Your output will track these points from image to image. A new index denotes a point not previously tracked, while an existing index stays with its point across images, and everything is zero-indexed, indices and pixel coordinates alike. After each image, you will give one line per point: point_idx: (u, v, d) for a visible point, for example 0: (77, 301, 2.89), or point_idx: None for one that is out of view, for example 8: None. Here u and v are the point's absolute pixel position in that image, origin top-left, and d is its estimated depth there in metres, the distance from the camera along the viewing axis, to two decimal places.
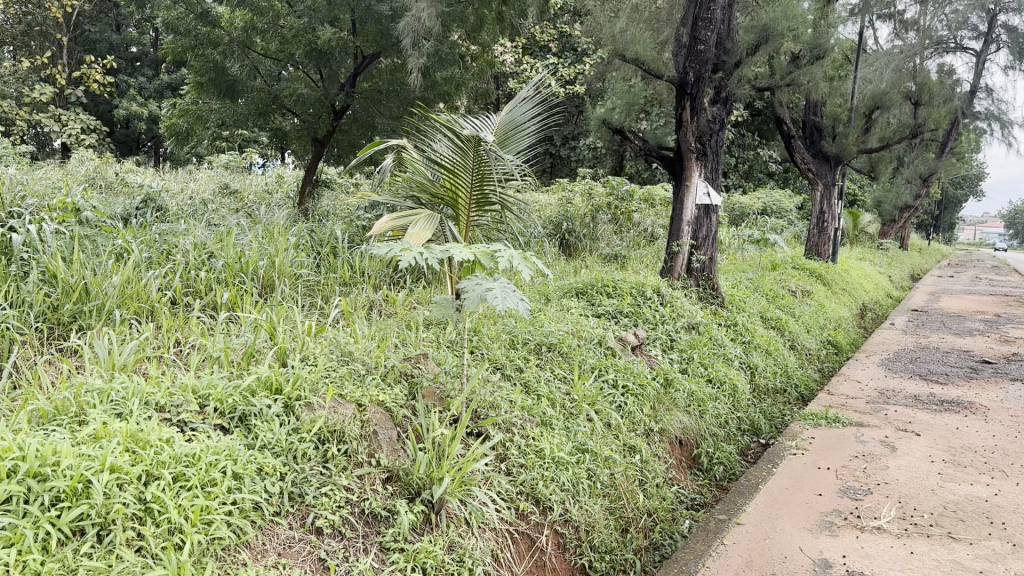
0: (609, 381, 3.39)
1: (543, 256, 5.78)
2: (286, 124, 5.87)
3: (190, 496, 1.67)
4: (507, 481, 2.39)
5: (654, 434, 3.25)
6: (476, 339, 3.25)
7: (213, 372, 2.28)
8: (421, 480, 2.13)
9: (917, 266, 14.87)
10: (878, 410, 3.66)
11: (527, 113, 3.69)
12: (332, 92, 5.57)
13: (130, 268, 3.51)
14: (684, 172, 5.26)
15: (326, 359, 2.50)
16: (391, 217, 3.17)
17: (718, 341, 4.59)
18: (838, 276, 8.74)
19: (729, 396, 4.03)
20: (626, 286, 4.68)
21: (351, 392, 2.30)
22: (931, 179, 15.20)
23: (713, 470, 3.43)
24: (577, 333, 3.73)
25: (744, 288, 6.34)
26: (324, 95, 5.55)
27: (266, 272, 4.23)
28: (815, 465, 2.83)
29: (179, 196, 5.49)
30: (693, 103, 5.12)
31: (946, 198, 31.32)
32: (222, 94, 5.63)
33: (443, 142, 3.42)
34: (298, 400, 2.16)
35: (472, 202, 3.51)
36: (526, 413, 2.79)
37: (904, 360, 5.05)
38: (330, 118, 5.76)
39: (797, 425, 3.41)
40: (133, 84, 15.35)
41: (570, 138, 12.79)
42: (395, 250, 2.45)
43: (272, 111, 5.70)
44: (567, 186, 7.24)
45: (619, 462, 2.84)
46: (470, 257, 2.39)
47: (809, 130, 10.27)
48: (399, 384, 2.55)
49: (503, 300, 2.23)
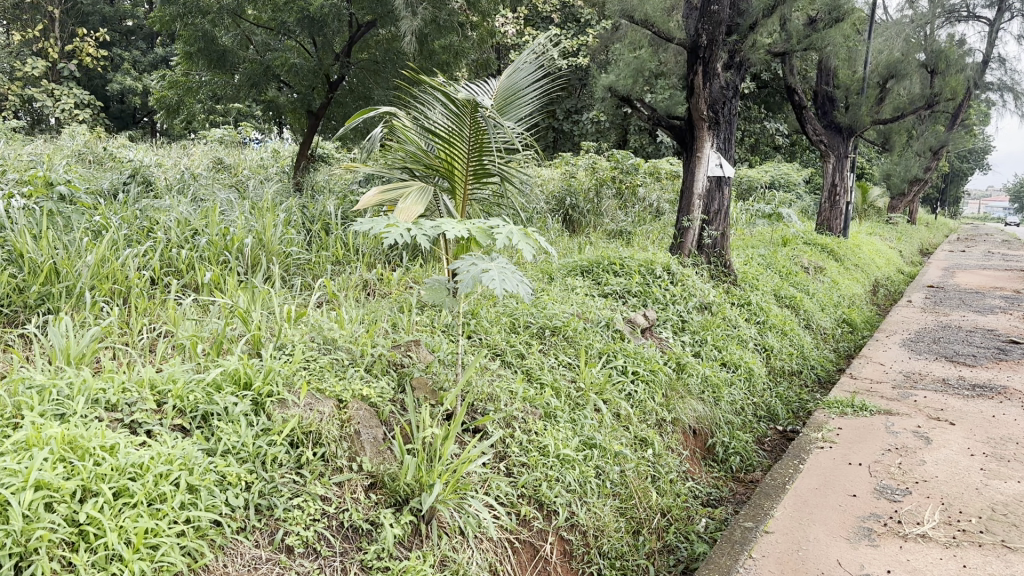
0: (618, 367, 3.13)
1: (545, 232, 5.52)
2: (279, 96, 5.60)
3: (134, 516, 1.43)
4: (507, 484, 2.14)
5: (666, 424, 3.01)
6: (474, 323, 2.99)
7: (177, 364, 2.03)
8: (409, 487, 1.88)
9: (926, 240, 14.59)
10: (907, 397, 3.41)
11: (529, 79, 3.42)
12: (326, 61, 5.28)
13: (105, 245, 3.25)
14: (696, 143, 4.98)
15: (306, 348, 2.24)
16: (380, 190, 2.89)
17: (732, 322, 4.33)
18: (850, 251, 8.46)
19: (744, 380, 3.79)
20: (634, 264, 4.41)
21: (330, 386, 2.03)
22: (941, 152, 14.86)
23: (729, 461, 3.19)
24: (583, 315, 3.47)
25: (756, 264, 6.07)
26: (318, 66, 5.28)
27: (253, 251, 3.96)
28: (846, 461, 2.58)
29: (163, 170, 5.22)
30: (706, 68, 4.80)
31: (953, 172, 30.87)
32: (212, 64, 5.36)
33: (438, 108, 3.14)
34: (270, 397, 1.90)
35: (469, 173, 3.24)
36: (528, 404, 2.54)
37: (926, 340, 4.79)
38: (324, 89, 5.48)
39: (820, 414, 3.15)
40: (127, 58, 15.04)
41: (573, 111, 12.45)
42: (379, 226, 2.17)
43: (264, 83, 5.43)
44: (571, 159, 6.96)
45: (630, 458, 2.59)
46: (466, 233, 2.11)
47: (821, 100, 9.94)
48: (387, 374, 2.30)
49: (502, 283, 1.96)
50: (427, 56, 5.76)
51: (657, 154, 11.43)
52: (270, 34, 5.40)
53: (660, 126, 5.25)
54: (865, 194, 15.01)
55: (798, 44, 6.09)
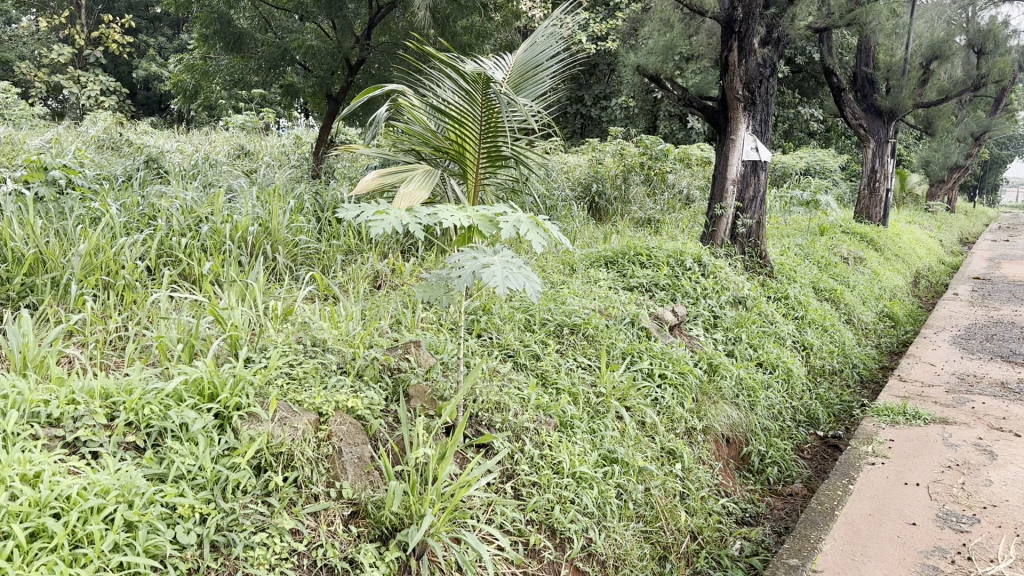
0: (643, 370, 2.85)
1: (570, 220, 5.23)
2: (298, 80, 5.38)
3: (50, 563, 1.18)
4: (514, 509, 1.87)
5: (697, 433, 2.73)
6: (485, 320, 2.73)
7: (143, 371, 1.79)
8: (396, 517, 1.61)
9: (966, 229, 14.06)
10: (963, 403, 3.08)
11: (550, 52, 3.13)
12: (345, 45, 5.04)
13: (97, 232, 2.98)
14: (729, 125, 4.66)
15: (292, 351, 1.99)
16: (380, 173, 2.64)
17: (769, 318, 4.02)
18: (890, 241, 8.07)
19: (782, 382, 3.49)
20: (662, 254, 4.11)
21: (310, 396, 1.76)
22: (984, 138, 14.28)
23: (767, 472, 2.90)
24: (605, 312, 3.20)
25: (793, 254, 5.74)
26: (337, 48, 5.02)
27: (258, 240, 3.71)
28: (901, 481, 2.27)
29: (175, 154, 5.01)
30: (741, 43, 4.48)
31: (993, 159, 29.94)
32: (230, 47, 5.19)
33: (449, 85, 2.87)
34: (237, 410, 1.64)
35: (481, 156, 2.95)
36: (542, 413, 2.27)
37: (978, 338, 4.43)
38: (343, 72, 5.24)
39: (869, 423, 2.84)
40: (152, 43, 14.90)
41: (602, 97, 11.98)
42: (368, 212, 1.82)
43: (282, 66, 5.20)
44: (599, 145, 6.64)
45: (656, 474, 2.32)
46: (469, 221, 1.84)
47: (860, 83, 9.53)
48: (379, 381, 2.03)
49: (505, 280, 1.67)
50: (446, 37, 5.49)
51: (687, 140, 11.07)
52: (289, 17, 5.14)
53: (691, 107, 4.93)
54: (904, 181, 14.48)
55: (840, 19, 5.72)
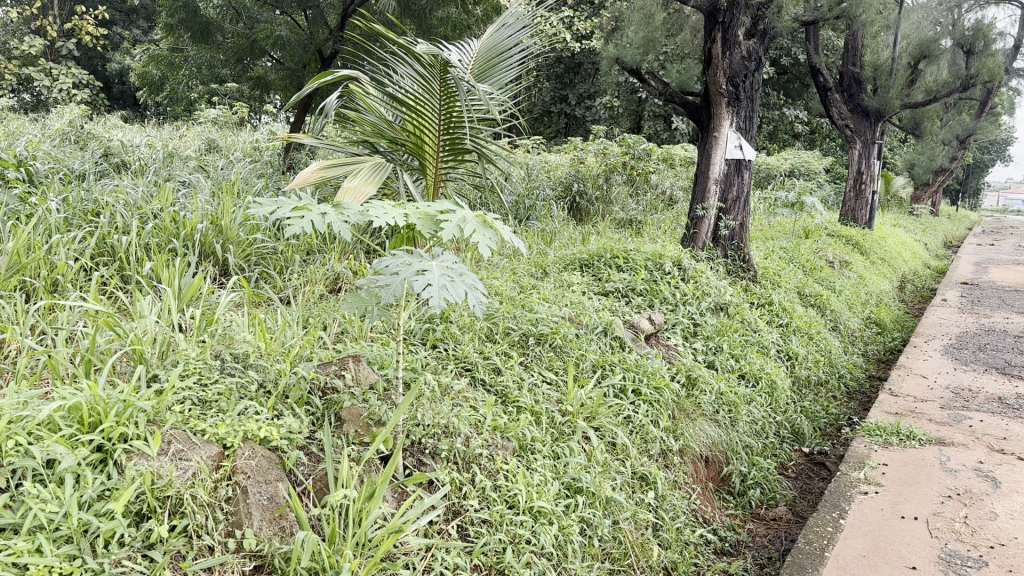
0: (615, 386, 2.61)
1: (547, 219, 4.98)
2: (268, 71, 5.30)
3: None
4: (458, 555, 1.60)
5: (672, 455, 2.50)
6: (442, 329, 2.48)
7: (20, 393, 1.51)
8: (308, 572, 1.35)
9: (950, 233, 13.94)
10: (961, 421, 2.84)
11: (518, 39, 2.91)
12: (317, 35, 4.93)
13: (25, 228, 2.67)
14: (712, 121, 4.44)
15: (205, 370, 1.74)
16: (321, 165, 2.41)
17: (752, 326, 3.79)
18: (876, 244, 7.89)
19: (765, 396, 3.26)
20: (640, 258, 3.87)
21: (215, 425, 1.50)
22: (968, 141, 14.16)
23: (748, 495, 2.67)
24: (576, 319, 2.95)
25: (777, 258, 5.51)
26: (307, 40, 4.96)
27: (207, 240, 3.28)
28: (896, 514, 2.04)
29: (135, 144, 4.73)
30: (725, 35, 4.26)
31: (977, 163, 29.95)
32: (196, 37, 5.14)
33: (407, 71, 2.61)
34: (123, 443, 1.38)
35: (441, 147, 2.71)
36: (498, 437, 2.02)
37: (971, 347, 4.23)
38: (316, 65, 5.11)
39: (859, 443, 2.61)
40: (128, 36, 14.50)
41: (585, 96, 11.74)
42: (284, 209, 1.54)
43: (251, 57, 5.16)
44: (579, 143, 6.39)
45: (626, 505, 2.07)
46: (406, 221, 1.57)
47: (847, 82, 9.32)
48: (307, 405, 1.77)
49: (442, 292, 1.41)
50: (421, 29, 5.26)
51: (672, 140, 10.75)
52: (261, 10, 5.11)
53: (672, 102, 4.69)
54: (889, 184, 14.36)
55: (828, 13, 5.54)
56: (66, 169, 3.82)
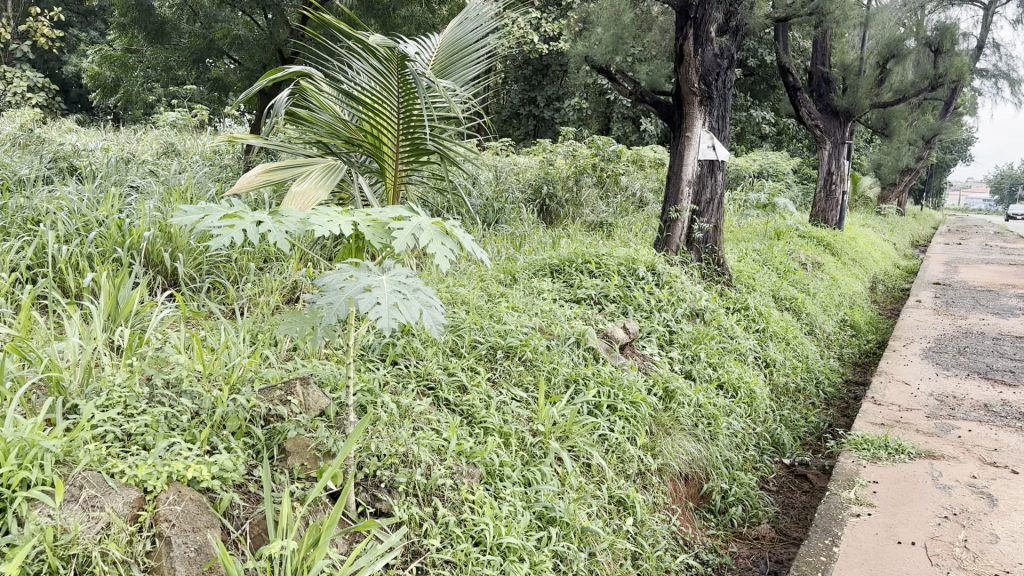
0: (590, 402, 2.44)
1: (515, 223, 4.81)
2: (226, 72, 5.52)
3: None
4: None
5: (650, 475, 2.35)
6: (402, 343, 2.29)
7: None
8: None
9: (917, 233, 14.01)
10: (949, 431, 2.72)
11: (481, 34, 2.75)
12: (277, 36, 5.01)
13: None
14: (684, 120, 4.30)
15: (132, 399, 1.55)
16: (266, 168, 2.28)
17: (729, 332, 3.66)
18: (846, 244, 7.83)
19: (744, 406, 3.12)
20: (613, 262, 3.72)
21: (135, 465, 1.31)
22: (934, 141, 14.25)
23: (730, 513, 2.51)
24: (546, 330, 2.78)
25: (751, 261, 5.40)
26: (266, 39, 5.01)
27: (155, 248, 2.98)
28: (892, 539, 1.90)
29: (85, 149, 4.49)
30: (696, 31, 4.12)
31: (939, 163, 30.35)
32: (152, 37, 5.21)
33: (363, 67, 2.42)
34: (24, 490, 1.19)
35: (401, 148, 2.53)
36: (463, 463, 1.85)
37: (951, 351, 4.13)
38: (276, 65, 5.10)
39: (845, 458, 2.48)
40: (83, 37, 14.09)
41: (554, 98, 11.60)
42: (213, 217, 1.36)
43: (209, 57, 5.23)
44: (548, 146, 6.22)
45: (602, 535, 1.90)
46: (353, 229, 1.40)
47: (816, 82, 9.28)
48: (247, 436, 1.59)
49: (391, 314, 1.24)
50: (384, 28, 5.09)
51: (641, 142, 10.62)
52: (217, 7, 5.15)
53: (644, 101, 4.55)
54: (856, 183, 14.41)
55: (801, 10, 5.43)
56: (5, 173, 3.58)
